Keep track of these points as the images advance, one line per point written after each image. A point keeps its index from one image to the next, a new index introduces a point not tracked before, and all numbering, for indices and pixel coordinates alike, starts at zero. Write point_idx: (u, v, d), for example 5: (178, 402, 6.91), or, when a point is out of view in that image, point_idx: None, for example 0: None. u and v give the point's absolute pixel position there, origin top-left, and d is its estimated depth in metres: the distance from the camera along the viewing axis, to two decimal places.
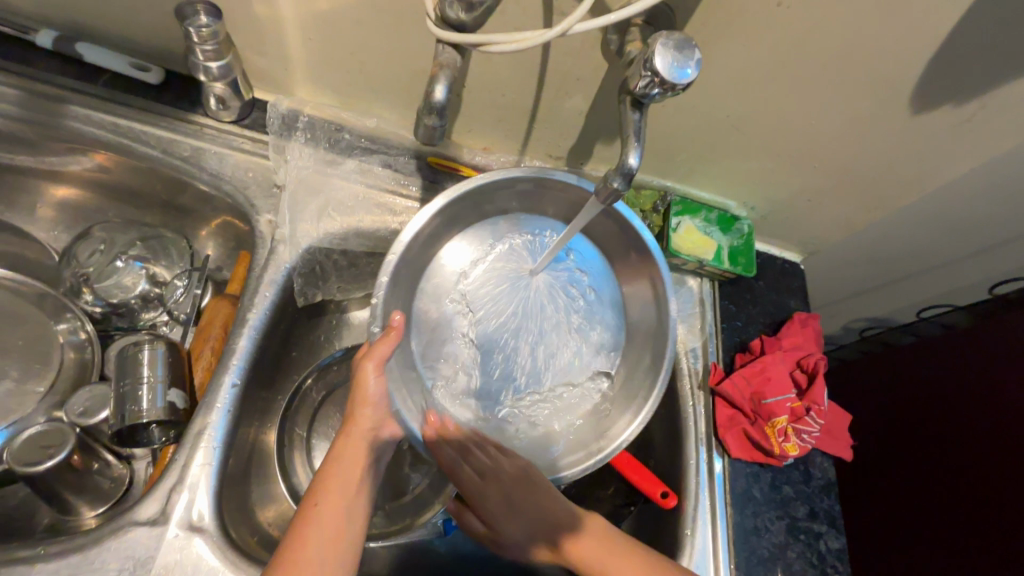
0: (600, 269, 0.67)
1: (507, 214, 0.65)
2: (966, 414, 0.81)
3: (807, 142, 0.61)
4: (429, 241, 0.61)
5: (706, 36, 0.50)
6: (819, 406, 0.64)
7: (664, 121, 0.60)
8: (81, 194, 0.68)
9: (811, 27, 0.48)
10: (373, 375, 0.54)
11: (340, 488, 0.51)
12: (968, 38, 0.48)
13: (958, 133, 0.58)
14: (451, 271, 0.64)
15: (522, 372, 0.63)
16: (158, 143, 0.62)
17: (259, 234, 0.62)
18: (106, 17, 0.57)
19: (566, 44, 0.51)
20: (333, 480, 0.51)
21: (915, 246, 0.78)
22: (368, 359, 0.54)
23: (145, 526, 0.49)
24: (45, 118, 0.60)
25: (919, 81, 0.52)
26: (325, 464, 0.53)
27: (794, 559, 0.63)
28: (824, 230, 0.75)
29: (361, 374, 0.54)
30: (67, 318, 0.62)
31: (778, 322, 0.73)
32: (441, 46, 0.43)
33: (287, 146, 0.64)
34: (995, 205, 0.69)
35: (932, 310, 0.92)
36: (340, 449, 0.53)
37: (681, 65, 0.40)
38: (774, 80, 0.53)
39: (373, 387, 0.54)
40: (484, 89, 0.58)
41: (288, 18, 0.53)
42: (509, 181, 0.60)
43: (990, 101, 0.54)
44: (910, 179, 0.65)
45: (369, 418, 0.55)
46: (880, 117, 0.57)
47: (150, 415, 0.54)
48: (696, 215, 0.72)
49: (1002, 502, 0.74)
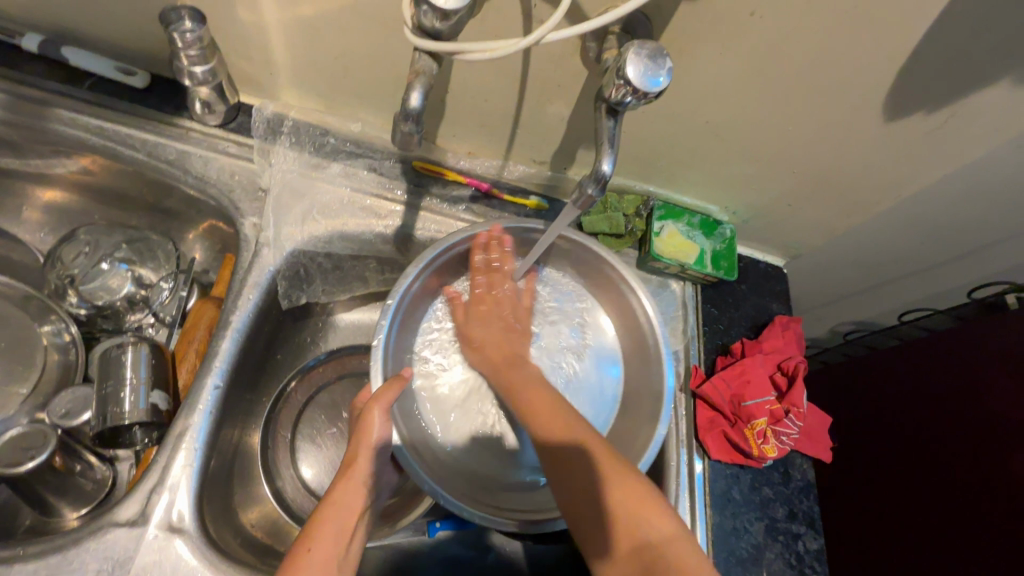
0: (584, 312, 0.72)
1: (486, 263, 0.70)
2: (948, 416, 0.82)
3: (784, 149, 0.62)
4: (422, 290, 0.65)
5: (682, 44, 0.51)
6: (798, 408, 0.65)
7: (644, 128, 0.61)
8: (67, 196, 0.69)
9: (783, 36, 0.49)
10: (379, 421, 0.54)
11: (333, 532, 0.49)
12: (936, 49, 0.49)
13: (931, 141, 0.59)
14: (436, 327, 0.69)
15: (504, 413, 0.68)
16: (143, 147, 0.62)
17: (243, 237, 0.63)
18: (92, 21, 0.58)
19: (546, 52, 0.52)
20: (327, 523, 0.49)
21: (893, 248, 0.80)
22: (375, 405, 0.54)
23: (125, 527, 0.49)
24: (30, 121, 0.60)
25: (892, 88, 0.53)
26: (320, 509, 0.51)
27: (773, 559, 0.64)
28: (804, 235, 0.76)
29: (366, 419, 0.54)
30: (51, 320, 0.62)
31: (760, 326, 0.74)
32: (418, 54, 0.43)
33: (272, 149, 0.65)
34: (969, 209, 0.70)
35: (912, 313, 0.95)
36: (336, 494, 0.52)
37: (653, 73, 0.41)
38: (749, 87, 0.54)
39: (377, 431, 0.54)
40: (466, 95, 0.59)
41: (272, 23, 0.54)
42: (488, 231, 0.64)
43: (961, 109, 0.55)
44: (886, 184, 0.66)
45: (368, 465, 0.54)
46: (854, 125, 0.58)
47: (132, 416, 0.54)
48: (679, 220, 0.73)
49: (980, 504, 0.75)
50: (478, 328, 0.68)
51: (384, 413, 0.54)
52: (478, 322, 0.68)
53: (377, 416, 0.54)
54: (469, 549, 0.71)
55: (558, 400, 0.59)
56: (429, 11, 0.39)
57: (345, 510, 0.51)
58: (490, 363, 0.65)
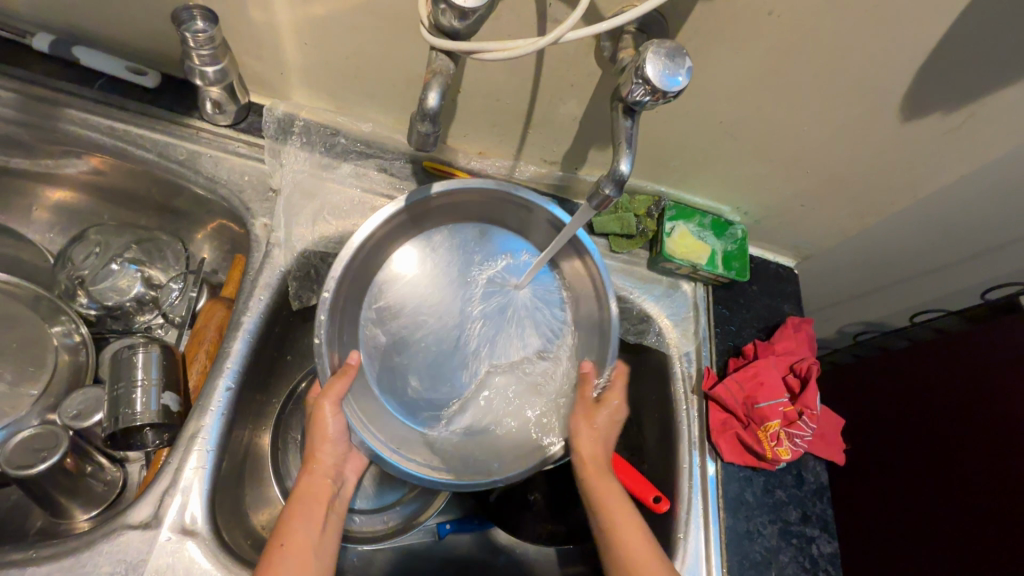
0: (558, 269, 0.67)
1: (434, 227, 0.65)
2: (959, 419, 0.81)
3: (798, 149, 0.61)
4: (366, 265, 0.61)
5: (699, 43, 0.50)
6: (812, 410, 0.65)
7: (658, 128, 0.61)
8: (77, 197, 0.69)
9: (800, 36, 0.48)
10: (330, 414, 0.54)
11: (305, 521, 0.50)
12: (957, 48, 0.49)
13: (948, 141, 0.58)
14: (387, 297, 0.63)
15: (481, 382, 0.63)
16: (153, 147, 0.62)
17: (254, 237, 0.62)
18: (102, 21, 0.58)
19: (560, 51, 0.51)
20: (296, 517, 0.50)
21: (906, 248, 0.79)
22: (323, 399, 0.54)
23: (138, 529, 0.49)
24: (41, 121, 0.60)
25: (910, 89, 0.53)
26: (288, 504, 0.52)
27: (786, 563, 0.63)
28: (817, 236, 0.75)
29: (318, 414, 0.54)
30: (61, 321, 0.62)
31: (772, 327, 0.74)
32: (435, 53, 0.43)
33: (283, 149, 0.65)
34: (984, 208, 0.70)
35: (924, 314, 0.94)
36: (304, 487, 0.53)
37: (672, 73, 0.41)
38: (766, 87, 0.54)
39: (331, 424, 0.55)
40: (479, 94, 0.58)
41: (284, 23, 0.54)
42: (458, 199, 0.62)
43: (980, 109, 0.54)
44: (902, 185, 0.65)
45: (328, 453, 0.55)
46: (871, 124, 0.57)
47: (143, 419, 0.54)
48: (690, 220, 0.72)
49: (996, 508, 0.74)
50: (586, 430, 0.59)
51: (334, 405, 0.55)
52: (597, 422, 0.60)
53: (329, 409, 0.54)
54: (479, 551, 0.71)
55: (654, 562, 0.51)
56: (447, 10, 0.39)
57: (309, 499, 0.52)
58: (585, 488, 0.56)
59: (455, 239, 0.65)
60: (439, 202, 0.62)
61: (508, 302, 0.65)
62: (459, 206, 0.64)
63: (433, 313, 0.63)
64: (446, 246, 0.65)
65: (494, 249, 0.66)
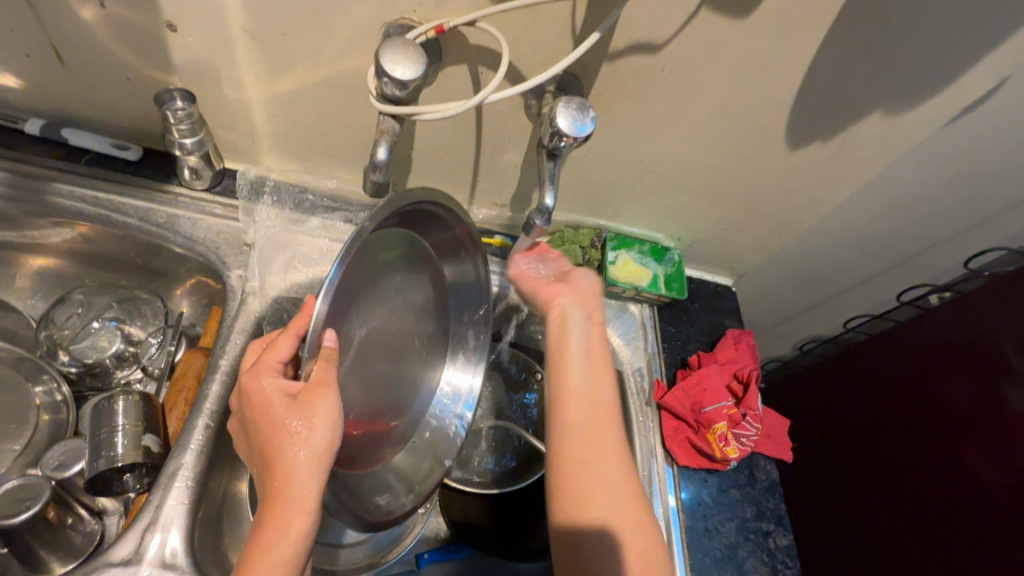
0: (439, 315, 0.65)
1: (405, 217, 0.55)
2: (897, 413, 0.88)
3: (709, 181, 0.71)
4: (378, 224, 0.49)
5: (610, 97, 0.60)
6: (755, 411, 0.70)
7: (588, 169, 0.69)
8: (59, 263, 0.73)
9: (688, 88, 0.59)
10: (330, 421, 0.45)
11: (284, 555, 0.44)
12: (815, 91, 0.59)
13: (833, 164, 0.68)
14: (361, 275, 0.51)
15: (368, 404, 0.56)
16: (135, 212, 0.68)
17: (230, 288, 0.68)
18: (92, 105, 0.65)
19: (495, 109, 0.60)
20: (279, 551, 0.43)
21: (823, 257, 0.89)
22: (329, 394, 0.46)
23: (119, 566, 0.51)
24: (28, 195, 0.66)
25: (790, 124, 0.63)
26: (263, 528, 0.44)
27: (745, 557, 0.67)
28: (744, 256, 0.85)
29: (312, 408, 0.45)
30: (43, 380, 0.65)
31: (715, 340, 0.81)
32: (382, 116, 0.51)
33: (255, 209, 0.71)
34: (878, 216, 0.80)
35: (855, 321, 1.02)
36: (281, 517, 0.44)
37: (580, 121, 0.49)
38: (670, 128, 0.63)
39: (324, 428, 0.45)
40: (431, 150, 0.67)
41: (254, 98, 0.61)
42: (471, 237, 0.63)
43: (849, 138, 0.65)
44: (804, 206, 0.75)
45: (314, 473, 0.45)
46: (766, 155, 0.67)
47: (125, 459, 0.57)
48: (632, 248, 0.80)
49: (944, 497, 0.79)
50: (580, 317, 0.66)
51: (334, 404, 0.46)
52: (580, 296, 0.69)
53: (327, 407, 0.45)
54: None
55: (627, 488, 0.56)
56: (388, 82, 0.47)
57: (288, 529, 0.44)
58: (575, 358, 0.63)
59: (400, 227, 0.56)
60: (449, 217, 0.60)
61: (405, 336, 0.60)
62: (424, 210, 0.57)
63: (375, 298, 0.54)
64: (397, 243, 0.56)
65: (419, 258, 0.61)
